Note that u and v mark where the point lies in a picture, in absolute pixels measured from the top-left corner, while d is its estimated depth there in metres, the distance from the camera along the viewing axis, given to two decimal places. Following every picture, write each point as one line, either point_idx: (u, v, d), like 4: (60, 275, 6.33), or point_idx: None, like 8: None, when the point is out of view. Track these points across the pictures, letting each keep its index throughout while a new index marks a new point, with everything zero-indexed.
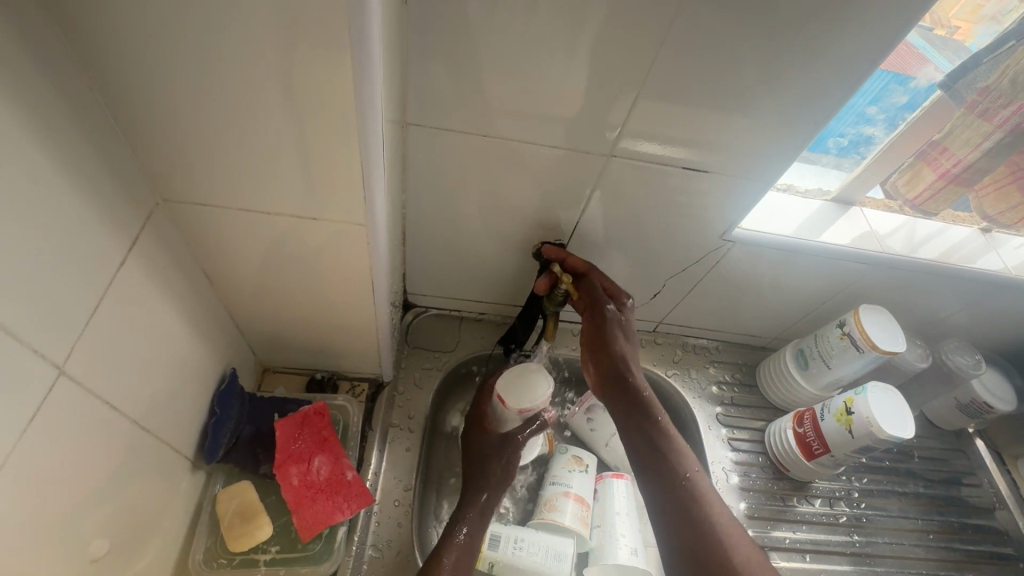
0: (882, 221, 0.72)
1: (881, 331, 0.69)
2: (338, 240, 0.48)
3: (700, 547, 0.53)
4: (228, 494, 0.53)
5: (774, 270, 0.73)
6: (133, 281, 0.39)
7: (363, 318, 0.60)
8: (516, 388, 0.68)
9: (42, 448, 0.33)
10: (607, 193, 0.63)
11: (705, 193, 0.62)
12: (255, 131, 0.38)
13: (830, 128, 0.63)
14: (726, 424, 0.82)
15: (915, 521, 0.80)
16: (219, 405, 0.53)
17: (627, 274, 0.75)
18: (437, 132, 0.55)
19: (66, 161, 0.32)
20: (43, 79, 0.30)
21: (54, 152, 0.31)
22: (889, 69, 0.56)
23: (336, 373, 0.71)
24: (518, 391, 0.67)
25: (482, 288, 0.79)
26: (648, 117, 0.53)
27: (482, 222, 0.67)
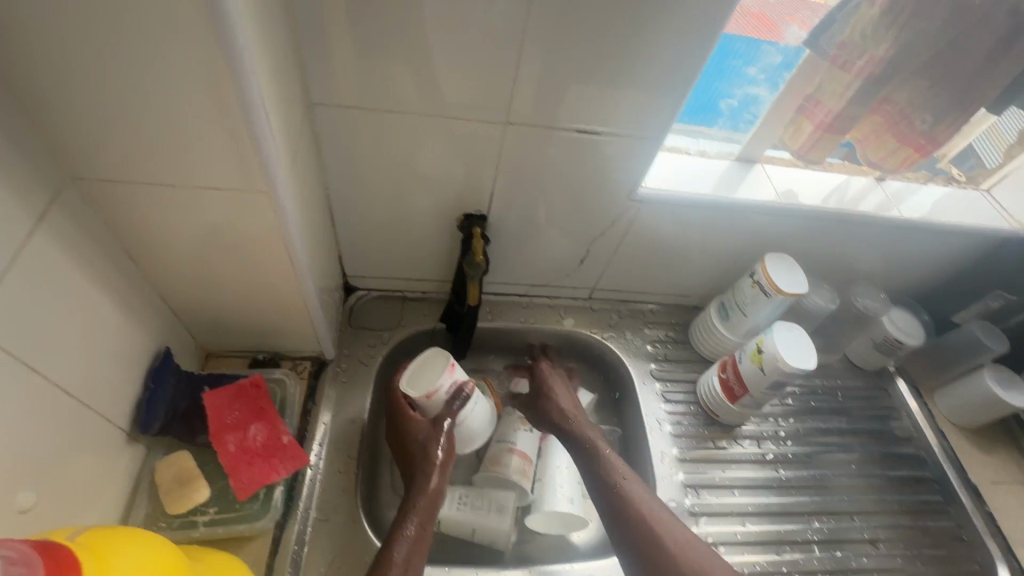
0: (780, 174, 0.79)
1: (786, 277, 0.75)
2: (246, 214, 0.51)
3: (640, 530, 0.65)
4: (166, 463, 0.55)
5: (686, 229, 0.78)
6: (46, 254, 0.42)
7: (290, 295, 0.63)
8: (418, 378, 0.71)
9: None
10: (516, 163, 0.66)
11: (609, 159, 0.65)
12: (149, 108, 0.41)
13: (719, 90, 0.69)
14: (659, 378, 0.88)
15: (838, 453, 0.85)
16: (153, 379, 0.56)
17: (552, 242, 0.79)
18: (343, 111, 0.58)
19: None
20: None
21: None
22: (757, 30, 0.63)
23: (277, 353, 0.73)
24: (422, 378, 0.71)
25: (417, 265, 0.82)
26: (537, 91, 0.57)
27: (406, 198, 0.70)
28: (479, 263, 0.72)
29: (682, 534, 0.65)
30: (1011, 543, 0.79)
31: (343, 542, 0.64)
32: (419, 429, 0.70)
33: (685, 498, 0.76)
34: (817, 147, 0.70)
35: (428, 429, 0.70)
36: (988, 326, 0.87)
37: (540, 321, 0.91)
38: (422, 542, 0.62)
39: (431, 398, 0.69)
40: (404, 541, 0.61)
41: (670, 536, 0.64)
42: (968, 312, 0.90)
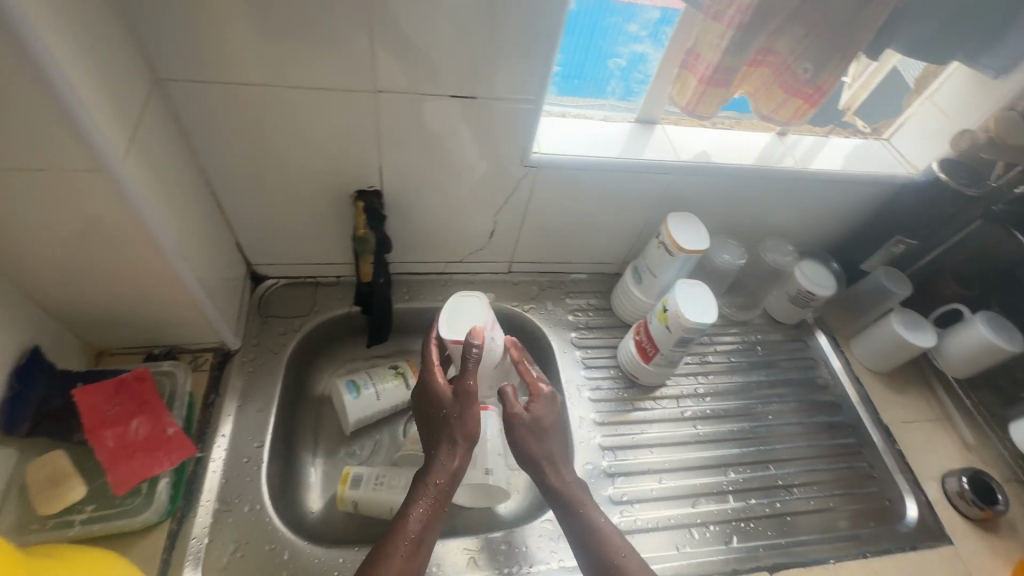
0: (679, 133, 0.79)
1: (687, 235, 0.75)
2: (88, 197, 0.48)
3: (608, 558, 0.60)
4: (37, 463, 0.53)
5: (589, 194, 0.78)
6: None
7: (168, 285, 0.60)
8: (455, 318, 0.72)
9: None
10: (399, 135, 0.64)
11: (493, 122, 0.65)
12: None
13: (604, 49, 0.69)
14: (579, 346, 0.88)
15: (756, 405, 0.87)
16: (19, 379, 0.54)
17: (455, 216, 0.78)
18: (199, 87, 0.56)
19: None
20: None
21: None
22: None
23: (174, 347, 0.71)
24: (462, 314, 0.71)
25: (323, 249, 0.80)
26: (399, 57, 0.56)
27: (293, 178, 0.68)
28: (364, 237, 0.72)
29: (615, 533, 0.62)
30: (919, 477, 0.82)
31: (247, 532, 0.63)
32: (445, 398, 0.66)
33: (602, 460, 0.76)
34: (703, 103, 0.70)
35: (453, 397, 0.66)
36: (891, 270, 0.90)
37: None
38: (437, 516, 0.61)
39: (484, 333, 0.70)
40: (412, 527, 0.59)
41: (606, 544, 0.61)
42: (875, 259, 0.92)
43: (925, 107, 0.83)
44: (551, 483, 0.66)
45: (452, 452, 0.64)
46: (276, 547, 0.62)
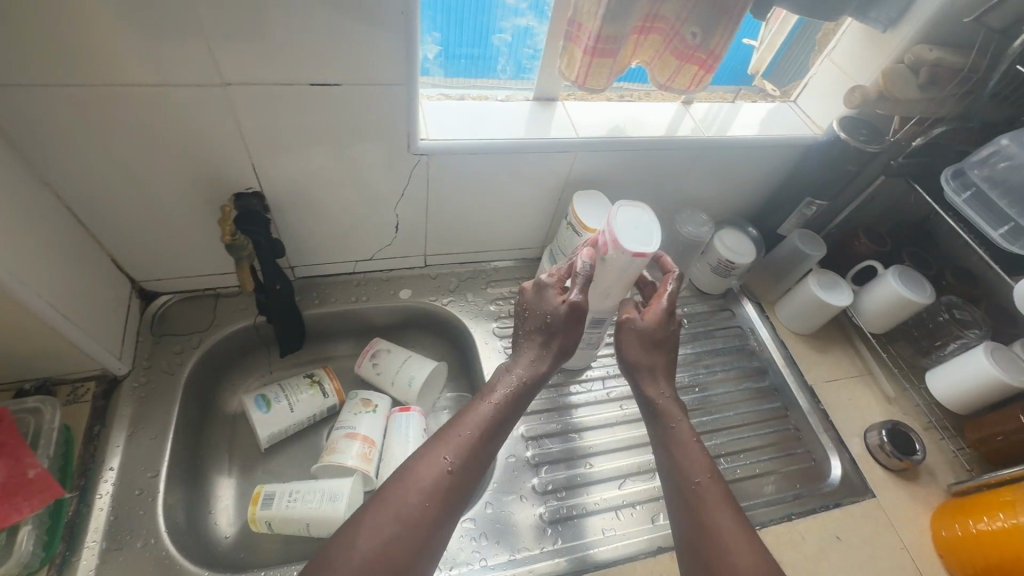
0: (579, 109, 0.77)
1: (592, 213, 0.73)
2: None
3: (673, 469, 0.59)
4: None
5: (492, 178, 0.75)
6: None
7: (15, 314, 0.55)
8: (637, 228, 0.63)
9: None
10: (264, 130, 0.60)
11: (369, 110, 0.61)
12: None
13: (484, 25, 0.65)
14: (501, 336, 0.85)
15: (684, 379, 0.87)
16: None
17: (352, 213, 0.74)
18: (13, 93, 0.50)
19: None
20: None
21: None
22: None
23: (47, 380, 0.66)
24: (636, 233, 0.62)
25: (214, 259, 0.75)
26: (242, 45, 0.51)
27: (158, 186, 0.63)
28: (238, 242, 0.67)
29: (701, 457, 0.60)
30: (843, 435, 0.83)
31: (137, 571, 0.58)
32: (553, 309, 0.64)
33: (525, 451, 0.74)
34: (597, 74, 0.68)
35: (564, 310, 0.63)
36: (805, 233, 0.90)
37: (374, 298, 0.86)
38: (488, 443, 0.60)
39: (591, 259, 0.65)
40: (439, 459, 0.56)
41: (689, 459, 0.59)
42: (791, 223, 0.93)
43: (825, 66, 0.82)
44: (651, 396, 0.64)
45: (540, 355, 0.65)
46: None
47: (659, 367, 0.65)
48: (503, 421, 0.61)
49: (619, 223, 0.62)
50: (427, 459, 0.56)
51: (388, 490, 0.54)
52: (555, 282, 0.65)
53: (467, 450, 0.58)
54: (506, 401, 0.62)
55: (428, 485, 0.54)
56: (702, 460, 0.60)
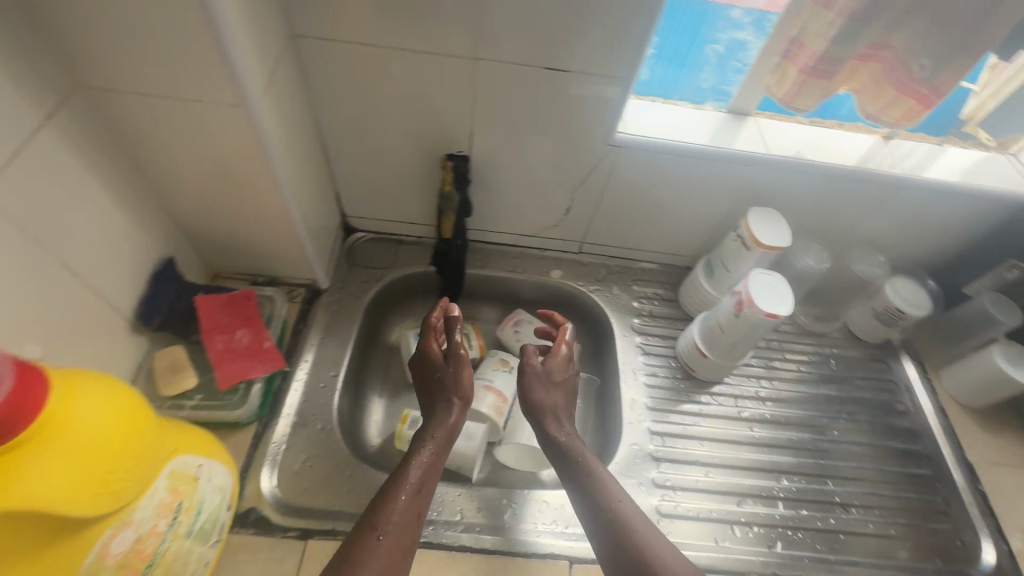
0: (772, 128, 0.77)
1: (770, 231, 0.74)
2: (227, 129, 0.55)
3: (618, 545, 0.58)
4: (163, 352, 0.63)
5: (671, 180, 0.79)
6: (50, 148, 0.48)
7: (278, 221, 0.69)
8: (774, 295, 0.69)
9: None
10: (491, 104, 0.68)
11: (592, 97, 0.67)
12: (134, 20, 0.45)
13: (703, 33, 0.69)
14: (639, 332, 0.88)
15: (822, 420, 0.83)
16: (155, 283, 0.64)
17: (536, 190, 0.81)
18: (327, 44, 0.61)
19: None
20: None
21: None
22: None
23: (274, 278, 0.81)
24: (772, 296, 0.69)
25: (408, 208, 0.86)
26: (508, 29, 0.60)
27: (392, 138, 0.74)
28: (447, 194, 0.77)
29: (658, 538, 0.58)
30: (1004, 526, 0.74)
31: (316, 449, 0.70)
32: (431, 354, 0.75)
33: (648, 443, 0.76)
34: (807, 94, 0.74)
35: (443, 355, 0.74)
36: (998, 298, 0.82)
37: (528, 271, 0.93)
38: (431, 480, 0.64)
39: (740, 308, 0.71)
40: (393, 507, 0.59)
41: (629, 538, 0.58)
42: (980, 284, 0.85)
43: None
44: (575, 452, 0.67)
45: (449, 408, 0.71)
46: (339, 465, 0.69)
47: (562, 411, 0.72)
48: (444, 455, 0.66)
49: (757, 285, 0.70)
50: (384, 508, 0.59)
51: (360, 535, 0.57)
52: (436, 327, 0.77)
53: (425, 472, 0.64)
54: (427, 454, 0.66)
55: (394, 529, 0.58)
56: (657, 539, 0.58)
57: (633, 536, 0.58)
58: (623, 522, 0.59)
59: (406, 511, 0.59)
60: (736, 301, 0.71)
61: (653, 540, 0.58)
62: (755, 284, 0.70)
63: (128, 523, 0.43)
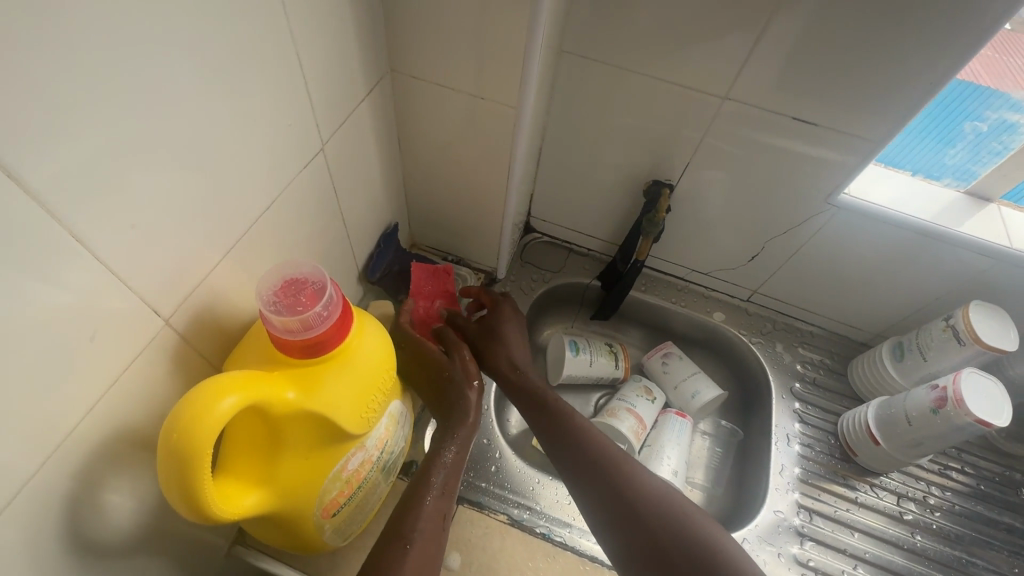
0: (1019, 221, 0.70)
1: (993, 331, 0.67)
2: (493, 125, 0.62)
3: (621, 496, 0.55)
4: (378, 304, 0.72)
5: (882, 253, 0.75)
6: (363, 118, 0.58)
7: (494, 210, 0.75)
8: (990, 401, 0.63)
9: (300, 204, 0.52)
10: (720, 141, 0.71)
11: (827, 152, 0.66)
12: (463, 26, 0.53)
13: (966, 110, 0.65)
14: (799, 398, 0.84)
15: (1002, 551, 0.74)
16: (384, 242, 0.75)
17: (727, 229, 0.82)
18: (585, 62, 0.68)
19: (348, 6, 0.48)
20: None
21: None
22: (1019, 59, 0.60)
23: (462, 260, 0.88)
24: (988, 403, 0.63)
25: (593, 221, 0.90)
26: (766, 74, 0.62)
27: (606, 154, 0.79)
28: (659, 220, 0.79)
29: (655, 487, 0.56)
30: None
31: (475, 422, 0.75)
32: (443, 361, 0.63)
33: (794, 516, 0.73)
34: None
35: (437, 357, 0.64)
36: None
37: (690, 306, 0.93)
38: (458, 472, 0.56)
39: (942, 404, 0.66)
40: (423, 502, 0.51)
41: (636, 486, 0.56)
42: None
43: None
44: (562, 430, 0.62)
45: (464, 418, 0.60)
46: (491, 443, 0.74)
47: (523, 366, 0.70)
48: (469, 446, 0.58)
49: (969, 386, 0.64)
50: (413, 510, 0.50)
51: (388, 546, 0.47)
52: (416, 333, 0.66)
53: (449, 469, 0.55)
54: (456, 457, 0.56)
55: (430, 526, 0.49)
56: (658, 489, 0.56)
57: (638, 486, 0.56)
58: (616, 471, 0.57)
59: (440, 507, 0.52)
60: (937, 395, 0.67)
61: (658, 486, 0.56)
62: (969, 383, 0.64)
63: (362, 446, 0.49)
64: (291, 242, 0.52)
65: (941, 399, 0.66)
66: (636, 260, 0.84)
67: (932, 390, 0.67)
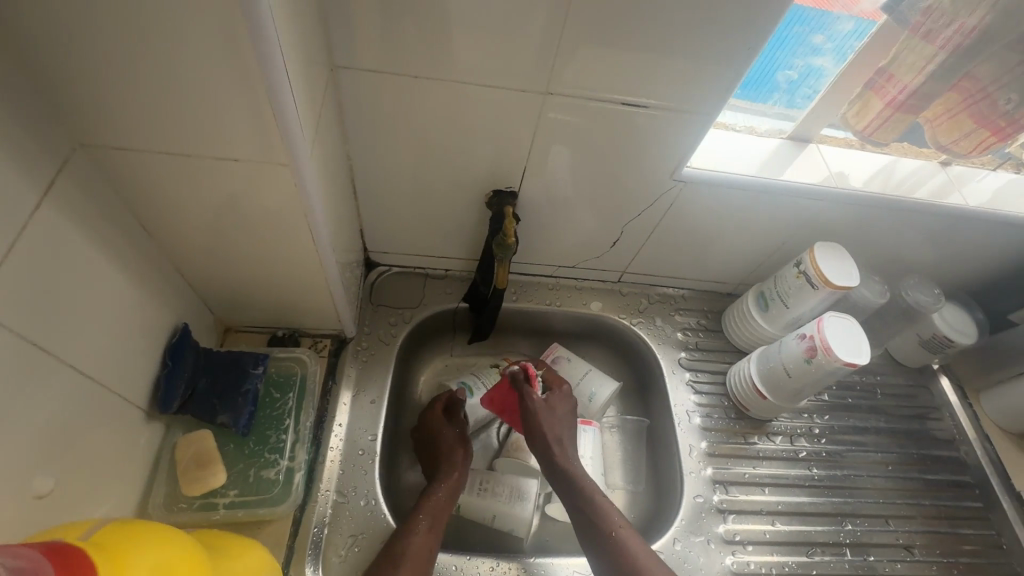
0: (838, 156, 0.72)
1: (837, 269, 0.70)
2: (266, 181, 0.48)
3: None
4: (188, 440, 0.58)
5: (732, 214, 0.74)
6: (55, 226, 0.40)
7: (311, 273, 0.60)
8: (850, 339, 0.66)
9: None
10: (549, 137, 0.63)
11: (657, 132, 0.62)
12: (174, 75, 0.38)
13: (778, 61, 0.63)
14: (689, 368, 0.84)
15: (877, 454, 0.82)
16: (171, 357, 0.57)
17: (581, 222, 0.76)
18: (370, 76, 0.55)
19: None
20: None
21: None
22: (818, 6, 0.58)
23: (297, 330, 0.72)
24: (849, 341, 0.66)
25: (440, 243, 0.79)
26: (577, 61, 0.54)
27: (432, 173, 0.67)
28: (511, 244, 0.70)
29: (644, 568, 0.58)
30: None
31: (359, 528, 0.62)
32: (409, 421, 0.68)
33: (713, 495, 0.73)
34: (884, 127, 0.69)
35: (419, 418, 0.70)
36: None
37: (566, 304, 0.87)
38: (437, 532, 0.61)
39: (812, 353, 0.68)
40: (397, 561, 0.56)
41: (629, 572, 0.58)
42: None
43: None
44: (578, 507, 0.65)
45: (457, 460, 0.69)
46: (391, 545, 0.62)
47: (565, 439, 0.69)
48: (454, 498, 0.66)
49: (832, 331, 0.66)
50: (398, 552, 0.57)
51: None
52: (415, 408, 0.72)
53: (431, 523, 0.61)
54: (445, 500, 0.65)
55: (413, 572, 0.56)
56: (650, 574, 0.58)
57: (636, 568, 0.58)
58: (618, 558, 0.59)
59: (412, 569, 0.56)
60: (805, 344, 0.68)
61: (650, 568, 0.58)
62: (832, 329, 0.66)
63: None
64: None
65: (811, 347, 0.68)
66: (501, 288, 0.75)
67: (799, 339, 0.69)
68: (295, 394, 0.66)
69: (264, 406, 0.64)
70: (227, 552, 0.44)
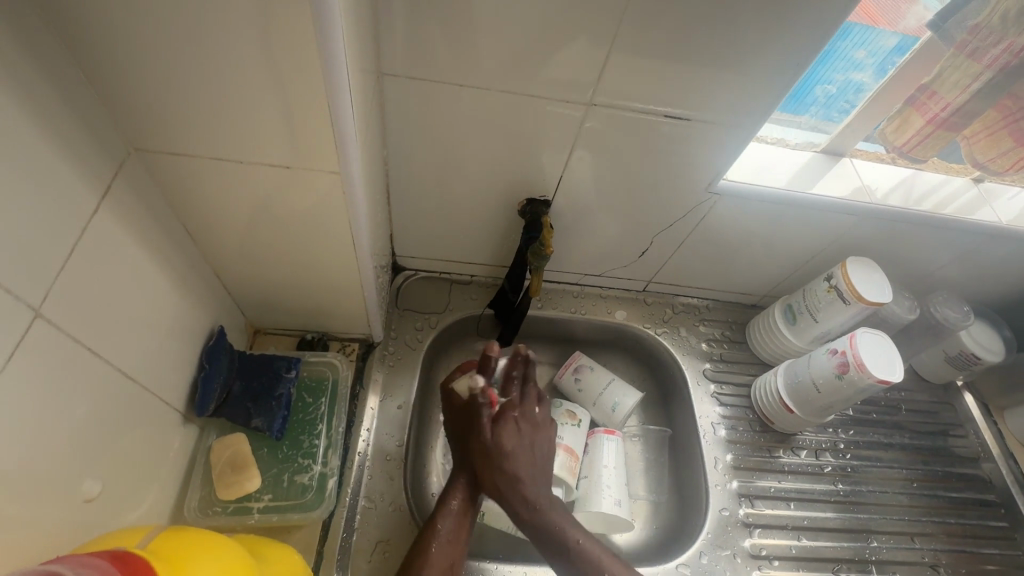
0: (871, 172, 0.72)
1: (869, 284, 0.69)
2: (313, 188, 0.48)
3: None
4: (223, 443, 0.59)
5: (762, 227, 0.73)
6: (107, 231, 0.40)
7: (346, 278, 0.60)
8: (883, 356, 0.66)
9: (18, 394, 0.34)
10: (585, 147, 0.63)
11: (693, 144, 0.62)
12: (233, 83, 0.39)
13: (818, 75, 0.62)
14: (713, 379, 0.84)
15: (901, 470, 0.81)
16: (209, 359, 0.57)
17: (611, 231, 0.76)
18: (414, 83, 0.55)
19: (16, 91, 0.31)
20: (18, 43, 0.31)
21: (6, 76, 0.31)
22: (866, 23, 0.57)
23: (325, 334, 0.72)
24: (883, 359, 0.65)
25: (468, 249, 0.79)
26: (622, 73, 0.54)
27: (466, 181, 0.67)
28: (546, 252, 0.70)
29: None
30: None
31: (390, 532, 0.62)
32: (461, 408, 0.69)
33: (738, 508, 0.73)
34: (923, 144, 0.69)
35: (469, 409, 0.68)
36: None
37: (590, 312, 0.86)
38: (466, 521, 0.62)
39: (845, 369, 0.67)
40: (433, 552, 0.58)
41: None
42: None
43: None
44: None
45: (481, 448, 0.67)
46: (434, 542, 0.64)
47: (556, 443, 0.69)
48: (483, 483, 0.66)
49: (866, 347, 0.66)
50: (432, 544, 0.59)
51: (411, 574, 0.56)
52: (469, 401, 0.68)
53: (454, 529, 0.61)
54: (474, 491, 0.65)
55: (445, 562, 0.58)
56: None
57: None
58: None
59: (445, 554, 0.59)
60: (836, 360, 0.68)
61: None
62: (866, 345, 0.66)
63: None
64: (25, 445, 0.36)
65: (844, 364, 0.67)
66: (534, 295, 0.75)
67: (832, 355, 0.68)
68: (324, 399, 0.67)
69: (298, 410, 0.65)
70: (248, 546, 0.45)
